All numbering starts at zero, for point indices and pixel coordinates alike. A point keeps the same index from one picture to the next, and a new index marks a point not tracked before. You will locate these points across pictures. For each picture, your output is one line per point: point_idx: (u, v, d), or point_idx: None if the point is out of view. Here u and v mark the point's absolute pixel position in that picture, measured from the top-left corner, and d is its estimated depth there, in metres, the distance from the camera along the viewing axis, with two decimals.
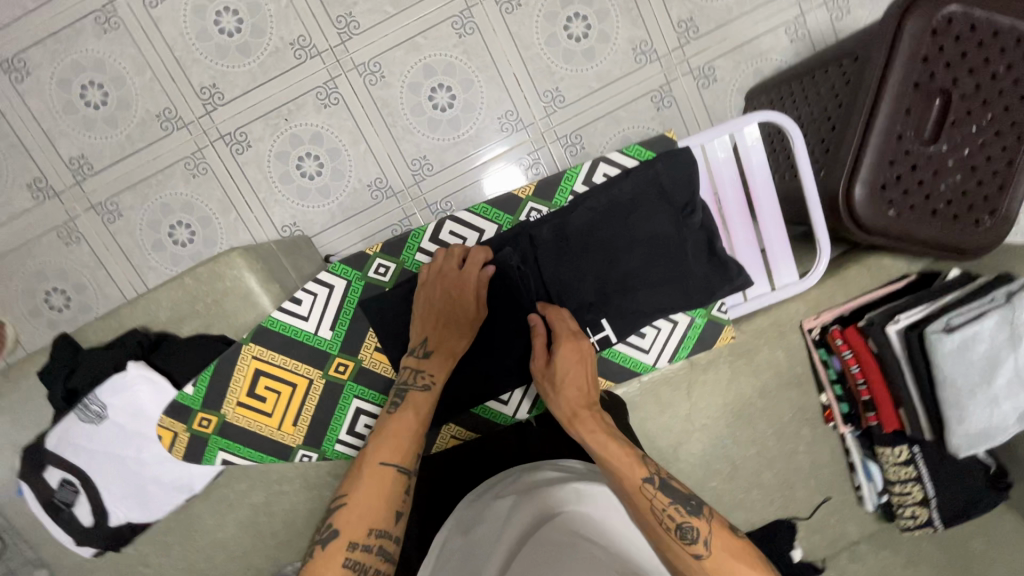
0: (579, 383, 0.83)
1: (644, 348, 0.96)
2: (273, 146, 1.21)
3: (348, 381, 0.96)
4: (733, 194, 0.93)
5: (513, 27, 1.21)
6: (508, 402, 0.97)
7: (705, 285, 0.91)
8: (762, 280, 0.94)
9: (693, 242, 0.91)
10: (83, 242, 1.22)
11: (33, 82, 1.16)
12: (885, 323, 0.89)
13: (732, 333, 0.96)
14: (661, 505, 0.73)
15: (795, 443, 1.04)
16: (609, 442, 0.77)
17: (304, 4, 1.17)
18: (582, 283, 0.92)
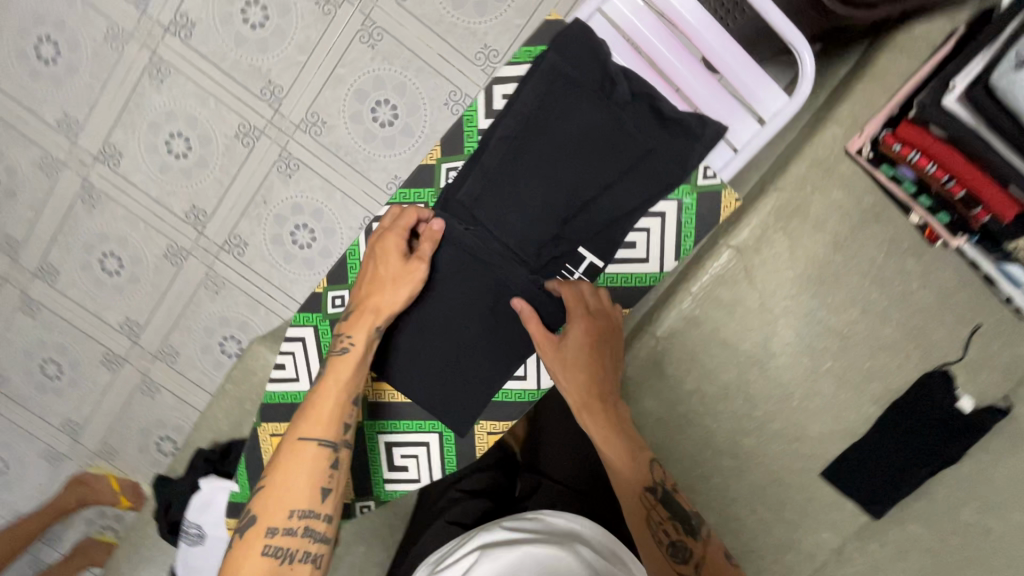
0: (590, 377, 0.74)
1: (642, 259, 0.76)
2: (266, 235, 1.26)
3: (363, 423, 0.81)
4: (661, 38, 0.71)
5: (417, 10, 1.14)
6: (528, 375, 0.78)
7: (672, 157, 0.72)
8: (743, 119, 0.71)
9: (632, 118, 0.71)
10: (162, 389, 1.35)
11: (65, 276, 1.30)
12: (939, 99, 0.67)
13: (735, 197, 0.73)
14: (659, 517, 0.71)
15: (908, 282, 0.85)
16: (613, 442, 0.73)
17: (228, 94, 1.19)
18: (529, 223, 0.73)
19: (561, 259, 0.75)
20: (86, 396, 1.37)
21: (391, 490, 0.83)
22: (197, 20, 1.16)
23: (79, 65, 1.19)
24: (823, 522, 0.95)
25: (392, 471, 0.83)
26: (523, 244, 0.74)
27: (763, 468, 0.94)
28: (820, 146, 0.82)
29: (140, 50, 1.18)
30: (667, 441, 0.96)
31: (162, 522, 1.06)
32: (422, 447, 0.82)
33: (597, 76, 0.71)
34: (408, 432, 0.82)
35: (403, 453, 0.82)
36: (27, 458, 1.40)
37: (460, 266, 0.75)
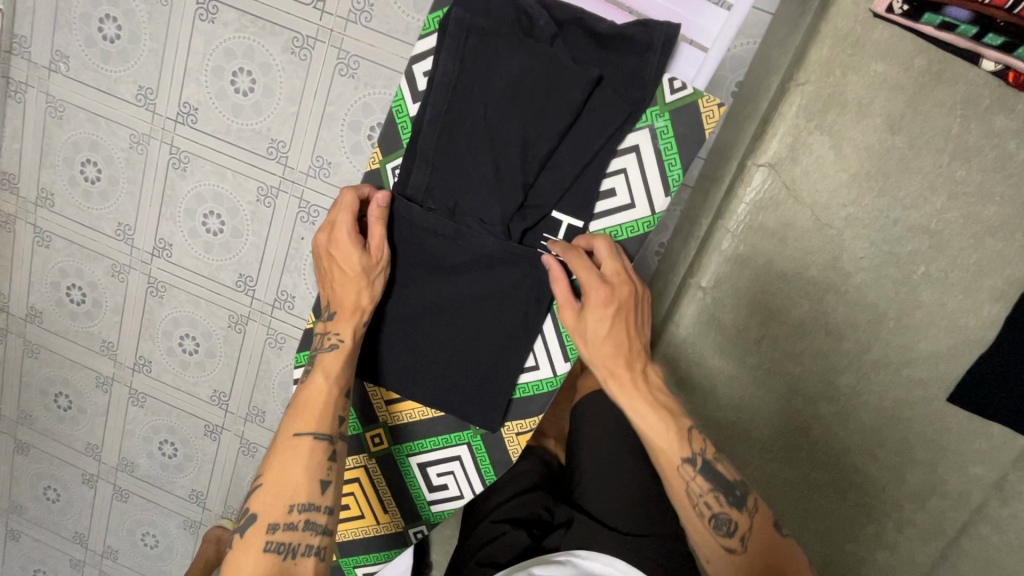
0: (615, 340, 0.64)
1: (626, 202, 0.67)
2: (309, 284, 1.31)
3: (392, 449, 0.80)
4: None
5: (383, 26, 1.11)
6: (540, 363, 0.73)
7: (626, 75, 0.62)
8: (706, 14, 0.62)
9: (565, 50, 0.62)
10: (260, 447, 1.45)
11: (156, 364, 1.44)
12: None
13: (716, 101, 0.62)
14: (699, 491, 0.63)
15: (1001, 145, 0.68)
16: (645, 412, 0.64)
17: (241, 163, 1.25)
18: (486, 199, 0.66)
19: (537, 229, 0.68)
20: (200, 466, 1.50)
21: (438, 510, 0.82)
22: (198, 105, 1.23)
23: (118, 176, 1.31)
24: (967, 455, 0.79)
25: (432, 491, 0.81)
26: (488, 223, 0.67)
27: (871, 407, 0.80)
28: (838, 19, 0.68)
29: (160, 146, 1.27)
30: (747, 399, 0.84)
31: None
32: (455, 461, 0.79)
33: (511, 16, 0.63)
34: (436, 450, 0.79)
35: (437, 471, 0.80)
36: (170, 528, 1.58)
37: (434, 263, 0.70)
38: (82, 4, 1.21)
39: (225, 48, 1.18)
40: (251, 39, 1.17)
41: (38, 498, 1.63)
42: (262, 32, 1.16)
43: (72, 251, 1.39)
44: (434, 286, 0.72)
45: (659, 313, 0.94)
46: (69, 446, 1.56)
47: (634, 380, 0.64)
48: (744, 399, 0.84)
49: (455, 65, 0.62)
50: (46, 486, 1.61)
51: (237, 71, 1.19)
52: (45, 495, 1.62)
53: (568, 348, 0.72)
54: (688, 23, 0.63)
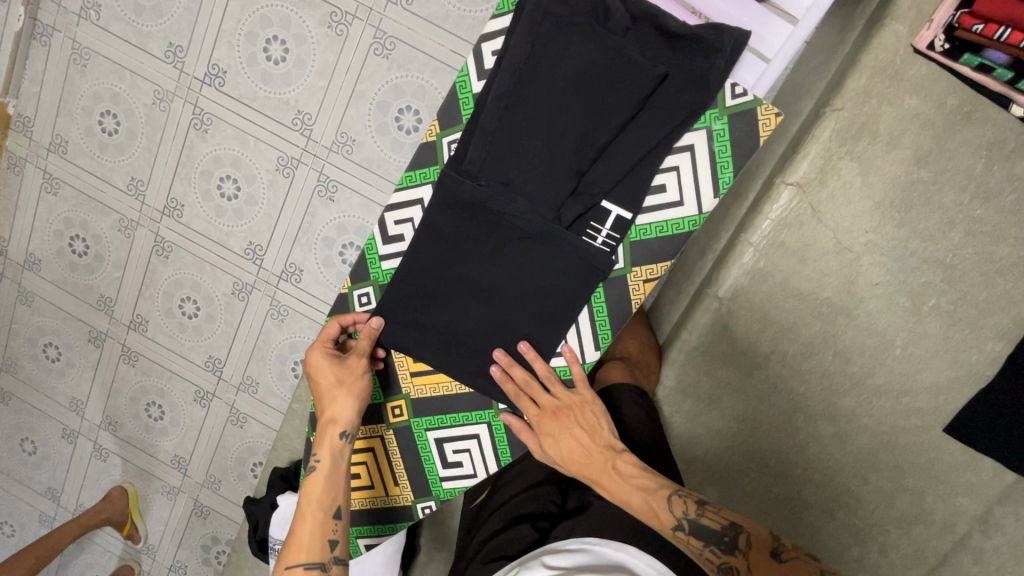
0: (576, 452, 0.72)
1: (676, 200, 0.67)
2: (318, 259, 1.30)
3: (411, 421, 0.81)
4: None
5: (423, 11, 1.13)
6: (570, 349, 0.74)
7: (690, 76, 0.63)
8: (771, 25, 0.64)
9: (637, 45, 0.63)
10: (249, 419, 1.43)
11: (153, 324, 1.42)
12: None
13: (775, 111, 0.63)
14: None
15: (1019, 188, 0.71)
16: (631, 502, 0.67)
17: (265, 131, 1.25)
18: (540, 180, 0.67)
19: (584, 218, 0.68)
20: (185, 432, 1.48)
21: (448, 487, 0.82)
22: (227, 68, 1.23)
23: (137, 131, 1.30)
24: (956, 486, 0.81)
25: (445, 467, 0.82)
26: (537, 206, 0.68)
27: (869, 431, 0.82)
28: (878, 51, 0.70)
29: (183, 105, 1.27)
30: (752, 410, 0.86)
31: (250, 542, 1.16)
32: (473, 439, 0.80)
33: (588, 5, 0.63)
34: (454, 427, 0.80)
35: (454, 448, 0.81)
36: (147, 493, 1.55)
37: (476, 236, 0.71)
38: None
39: (262, 15, 1.19)
40: (290, 10, 1.18)
41: (13, 450, 1.59)
42: (300, 4, 1.17)
43: (79, 201, 1.37)
44: (472, 261, 0.72)
45: (671, 321, 0.95)
46: (52, 399, 1.53)
47: (611, 478, 0.70)
48: (752, 407, 0.86)
49: (529, 46, 0.64)
50: (22, 439, 1.57)
51: (272, 38, 1.20)
52: (21, 448, 1.58)
53: (599, 337, 0.73)
54: (755, 34, 0.65)
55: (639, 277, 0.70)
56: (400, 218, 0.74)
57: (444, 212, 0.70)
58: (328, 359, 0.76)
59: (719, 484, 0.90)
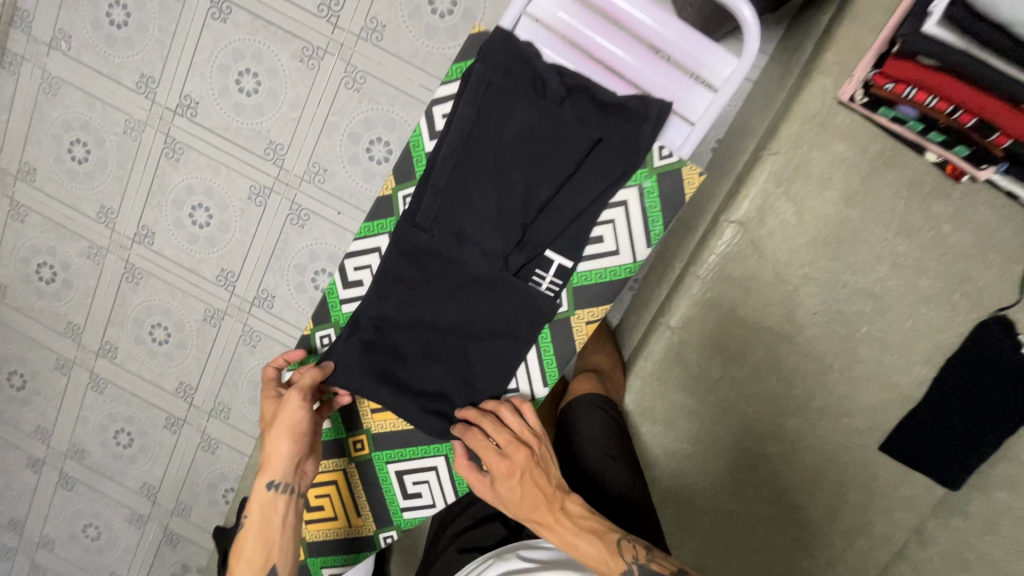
0: (526, 492, 0.70)
1: (613, 250, 0.73)
2: (290, 285, 1.32)
3: (372, 454, 0.87)
4: (593, 29, 0.67)
5: (393, 47, 1.17)
6: (521, 385, 0.79)
7: (622, 140, 0.68)
8: (695, 93, 0.67)
9: (573, 112, 0.68)
10: (221, 444, 1.43)
11: (123, 351, 1.41)
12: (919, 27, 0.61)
13: (698, 171, 0.69)
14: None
15: (937, 227, 0.77)
16: (579, 547, 0.66)
17: (237, 161, 1.27)
18: (485, 234, 0.71)
19: (530, 265, 0.73)
20: (155, 459, 1.47)
21: (407, 517, 0.88)
22: (199, 99, 1.25)
23: (107, 159, 1.31)
24: (893, 501, 0.87)
25: (405, 497, 0.88)
26: (487, 256, 0.72)
27: (813, 450, 0.87)
28: (808, 101, 0.77)
29: (155, 135, 1.28)
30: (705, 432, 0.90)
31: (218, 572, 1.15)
32: (430, 471, 0.85)
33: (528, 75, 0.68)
34: (413, 460, 0.85)
35: (413, 479, 0.86)
36: (115, 522, 1.53)
37: (430, 279, 0.75)
38: None
39: (234, 48, 1.22)
40: (262, 44, 1.21)
41: None
42: (273, 39, 1.20)
43: (47, 228, 1.37)
44: (427, 301, 0.75)
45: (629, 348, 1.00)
46: (16, 428, 1.50)
47: (558, 521, 0.68)
48: (702, 427, 0.91)
49: (475, 110, 0.68)
50: None
51: (244, 71, 1.23)
52: None
53: (547, 374, 0.78)
54: (679, 100, 0.68)
55: (581, 319, 0.76)
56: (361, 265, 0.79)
57: (398, 259, 0.74)
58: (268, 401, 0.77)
59: (677, 501, 0.94)
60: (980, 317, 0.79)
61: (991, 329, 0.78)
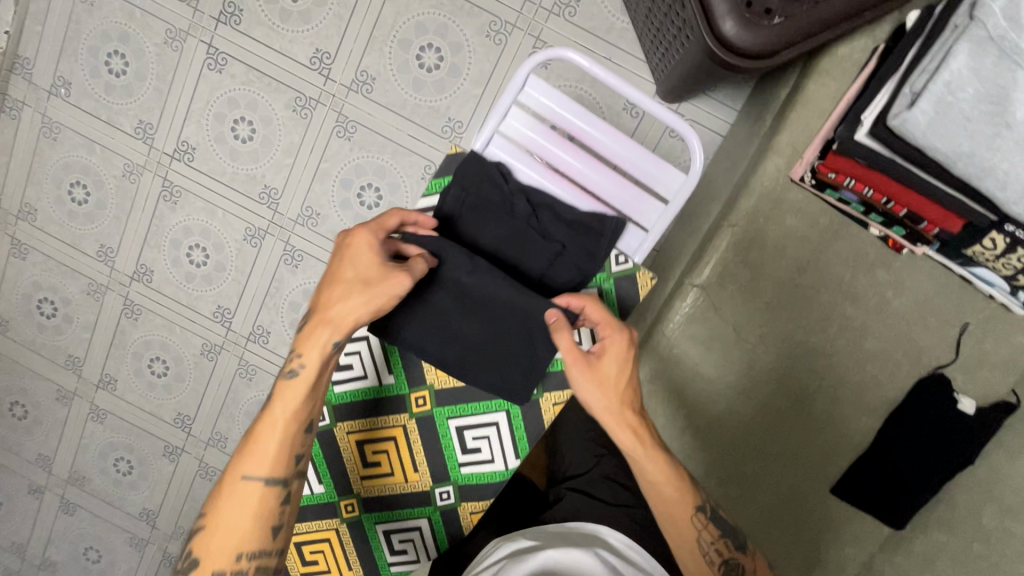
0: (616, 397, 0.73)
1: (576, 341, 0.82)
2: (285, 321, 1.38)
3: (362, 515, 0.93)
4: (560, 146, 0.80)
5: (382, 99, 1.23)
6: (495, 457, 0.86)
7: (581, 252, 0.78)
8: (648, 206, 0.80)
9: (540, 227, 0.78)
10: (218, 472, 1.49)
11: (122, 383, 1.46)
12: (852, 133, 0.66)
13: (649, 275, 0.80)
14: (711, 538, 0.73)
15: (880, 293, 0.85)
16: (652, 463, 0.73)
17: (231, 204, 1.32)
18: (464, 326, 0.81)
19: None
20: (154, 486, 1.52)
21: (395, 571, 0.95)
22: (196, 145, 1.30)
23: (107, 201, 1.36)
24: (844, 536, 0.92)
25: (393, 553, 0.94)
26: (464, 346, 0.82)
27: (771, 491, 0.95)
28: (764, 179, 0.83)
29: (153, 179, 1.33)
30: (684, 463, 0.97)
31: None
32: (416, 531, 0.92)
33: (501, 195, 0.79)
34: (401, 520, 0.92)
35: (400, 538, 0.93)
36: (115, 545, 1.58)
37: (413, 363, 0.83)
38: (92, 38, 1.27)
39: (229, 97, 1.27)
40: (256, 93, 1.26)
41: None
42: (267, 89, 1.25)
43: (48, 266, 1.41)
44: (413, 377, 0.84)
45: None
46: (19, 456, 1.55)
47: (641, 436, 0.72)
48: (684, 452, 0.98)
49: (457, 217, 0.78)
50: None
51: (239, 119, 1.28)
52: None
53: (519, 448, 0.85)
54: (635, 212, 0.80)
55: (550, 400, 0.83)
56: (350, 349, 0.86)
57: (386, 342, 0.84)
58: (370, 252, 0.69)
59: None
60: (919, 373, 0.87)
61: (929, 384, 0.86)
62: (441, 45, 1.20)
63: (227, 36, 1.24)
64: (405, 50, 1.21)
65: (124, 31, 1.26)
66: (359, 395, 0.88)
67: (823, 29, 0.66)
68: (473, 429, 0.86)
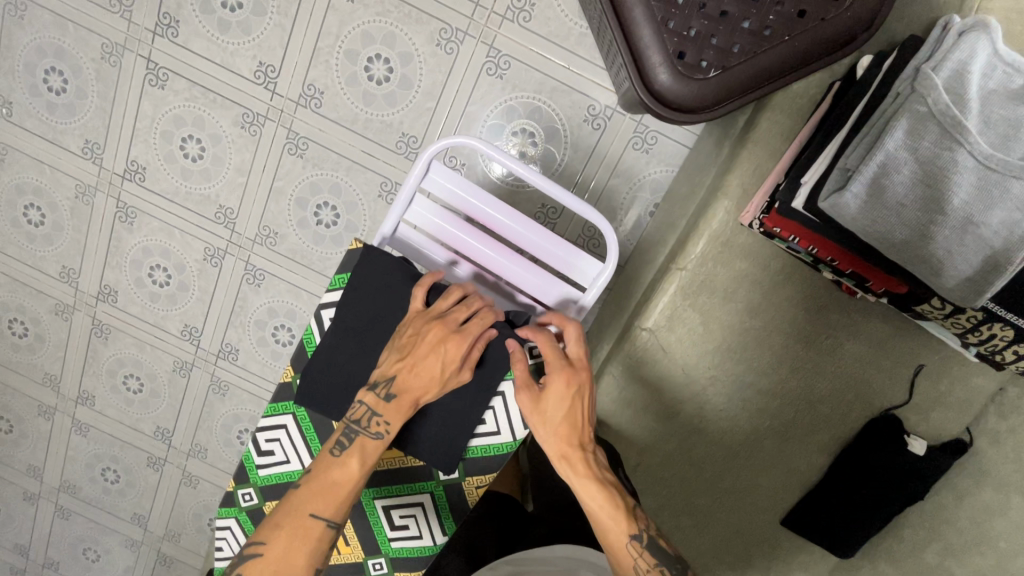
0: (561, 427, 0.72)
1: (494, 431, 0.77)
2: (252, 339, 1.38)
3: None
4: (471, 235, 0.78)
5: (332, 113, 1.17)
6: (423, 534, 0.83)
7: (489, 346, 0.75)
8: (565, 293, 0.79)
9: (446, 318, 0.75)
10: (202, 480, 1.53)
11: (100, 398, 1.49)
12: (791, 200, 0.66)
13: None
14: (647, 566, 0.67)
15: (833, 336, 0.83)
16: (590, 491, 0.71)
17: (188, 225, 1.29)
18: None
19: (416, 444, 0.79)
20: (142, 493, 1.57)
21: None
22: (146, 164, 1.26)
23: (63, 223, 1.33)
24: (793, 564, 0.95)
25: None
26: None
27: (723, 521, 0.96)
28: (713, 223, 0.80)
29: (107, 199, 1.30)
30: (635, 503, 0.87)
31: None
32: None
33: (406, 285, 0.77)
34: None
35: None
36: (112, 546, 1.65)
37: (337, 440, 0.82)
38: (27, 54, 1.21)
39: (175, 115, 1.22)
40: (202, 110, 1.21)
41: None
42: (213, 105, 1.20)
43: (13, 287, 1.40)
44: None
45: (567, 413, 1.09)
46: (10, 467, 1.60)
47: (581, 465, 0.72)
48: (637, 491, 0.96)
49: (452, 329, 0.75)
50: None
51: (187, 137, 1.23)
52: None
53: (445, 525, 0.82)
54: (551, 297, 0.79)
55: (472, 484, 0.80)
56: (270, 436, 0.84)
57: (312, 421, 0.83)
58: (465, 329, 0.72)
59: None
60: (872, 415, 0.86)
61: (880, 426, 0.85)
62: (390, 55, 1.13)
63: (164, 49, 1.17)
64: (353, 61, 1.14)
65: (59, 46, 1.20)
66: (283, 479, 0.85)
67: (763, 82, 0.61)
68: (398, 508, 0.83)
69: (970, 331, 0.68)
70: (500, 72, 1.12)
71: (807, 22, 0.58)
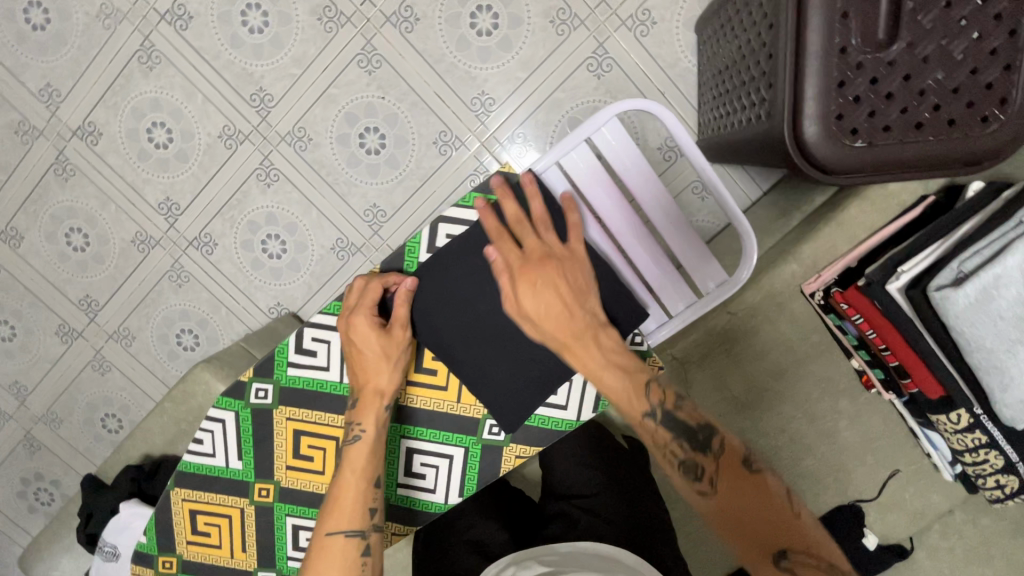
0: (560, 319, 0.74)
1: (561, 405, 0.81)
2: (236, 238, 1.25)
3: (274, 503, 0.89)
4: (618, 207, 0.79)
5: (419, 44, 1.12)
6: (437, 489, 0.86)
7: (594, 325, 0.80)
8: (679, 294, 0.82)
9: None
10: (114, 369, 1.35)
11: (29, 242, 1.28)
12: (886, 281, 0.73)
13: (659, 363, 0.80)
14: (666, 440, 0.74)
15: (836, 419, 0.92)
16: (603, 377, 0.74)
17: (217, 95, 1.17)
18: (465, 351, 0.80)
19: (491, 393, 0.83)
20: (35, 361, 1.36)
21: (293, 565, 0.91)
22: (194, 14, 1.13)
23: (68, 36, 1.16)
24: None
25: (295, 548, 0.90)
26: (456, 369, 0.81)
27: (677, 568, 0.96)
28: (778, 280, 0.90)
29: (133, 33, 1.15)
30: (634, 511, 0.87)
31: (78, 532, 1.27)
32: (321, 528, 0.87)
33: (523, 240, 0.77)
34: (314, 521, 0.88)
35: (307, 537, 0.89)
36: None
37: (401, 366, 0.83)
38: None
39: None
40: None
41: None
42: None
43: None
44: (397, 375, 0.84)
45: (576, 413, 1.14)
46: None
47: (587, 354, 0.74)
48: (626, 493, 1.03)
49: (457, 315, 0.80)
50: None
51: (253, 5, 1.13)
52: None
53: (463, 487, 0.85)
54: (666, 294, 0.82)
55: (512, 452, 0.83)
56: (319, 335, 0.84)
57: None
58: (370, 331, 0.78)
59: None
60: (841, 502, 0.92)
61: (847, 512, 0.91)
62: (499, 9, 1.10)
63: None
64: (461, 4, 1.10)
65: None
66: (310, 384, 0.85)
67: (894, 168, 0.65)
68: (426, 456, 0.85)
69: (970, 451, 0.79)
70: (599, 72, 1.12)
71: (953, 132, 0.63)
